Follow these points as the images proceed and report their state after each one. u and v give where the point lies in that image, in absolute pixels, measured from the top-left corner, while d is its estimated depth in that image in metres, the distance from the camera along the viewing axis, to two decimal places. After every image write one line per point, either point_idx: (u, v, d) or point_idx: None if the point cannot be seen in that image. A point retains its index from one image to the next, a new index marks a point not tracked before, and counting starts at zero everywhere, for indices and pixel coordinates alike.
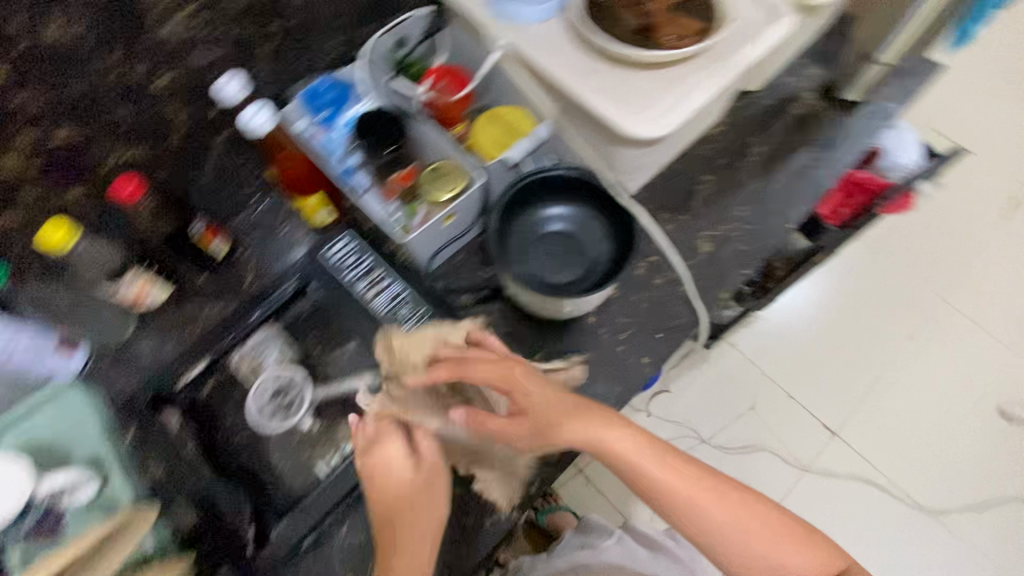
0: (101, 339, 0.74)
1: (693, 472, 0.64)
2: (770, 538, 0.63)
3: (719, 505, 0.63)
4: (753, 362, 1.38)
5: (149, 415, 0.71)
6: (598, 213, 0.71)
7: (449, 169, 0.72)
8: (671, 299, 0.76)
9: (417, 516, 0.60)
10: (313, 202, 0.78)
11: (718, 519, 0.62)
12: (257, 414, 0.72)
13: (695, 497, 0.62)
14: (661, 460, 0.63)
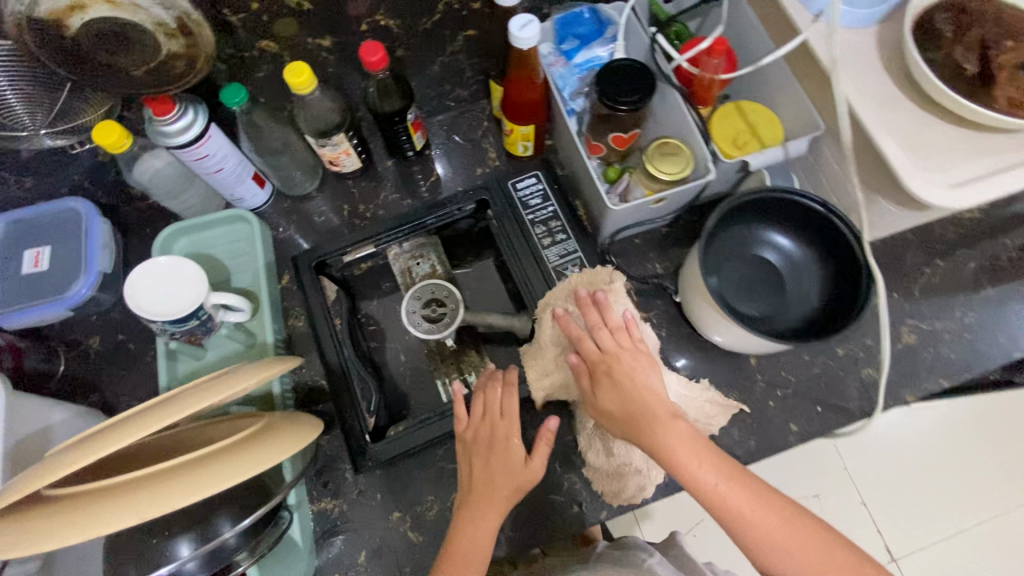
0: (289, 186, 0.77)
1: (732, 469, 0.51)
2: (818, 571, 0.48)
3: (753, 505, 0.49)
4: (844, 456, 1.13)
5: (301, 270, 0.70)
6: (824, 263, 0.63)
7: (678, 152, 0.65)
8: (838, 384, 0.68)
9: (504, 456, 0.59)
10: (523, 131, 0.72)
11: (761, 536, 0.48)
12: (409, 317, 0.73)
13: (740, 504, 0.49)
14: (698, 450, 0.51)
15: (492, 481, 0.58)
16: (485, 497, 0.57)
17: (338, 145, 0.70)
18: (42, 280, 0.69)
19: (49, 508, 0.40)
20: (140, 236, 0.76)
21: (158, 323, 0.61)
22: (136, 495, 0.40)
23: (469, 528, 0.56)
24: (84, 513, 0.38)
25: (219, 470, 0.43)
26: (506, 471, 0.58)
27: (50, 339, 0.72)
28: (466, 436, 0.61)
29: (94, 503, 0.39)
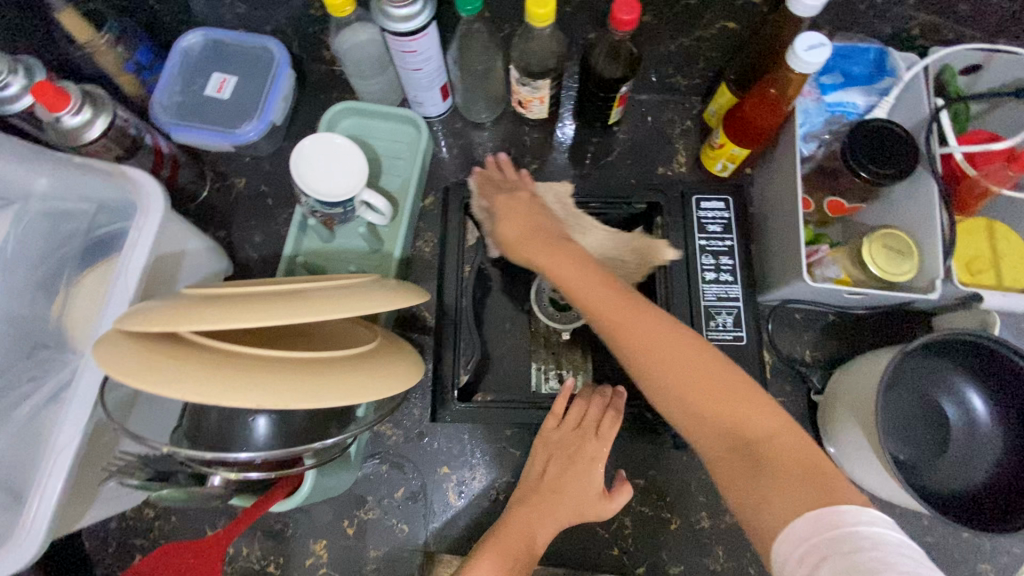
0: (470, 111, 0.74)
1: (613, 282, 0.51)
2: (723, 398, 0.44)
3: (651, 324, 0.47)
4: None
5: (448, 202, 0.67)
6: (1010, 440, 0.54)
7: (898, 248, 0.56)
8: (948, 564, 0.60)
9: (576, 467, 0.55)
10: (734, 152, 0.65)
11: (679, 371, 0.45)
12: (535, 300, 0.67)
13: (636, 328, 0.47)
14: (539, 237, 0.56)
15: (559, 489, 0.54)
16: (549, 504, 0.53)
17: (539, 90, 0.65)
18: (219, 107, 0.69)
19: (185, 353, 0.40)
20: (314, 100, 0.75)
21: (308, 198, 0.61)
22: (264, 378, 0.39)
23: (520, 519, 0.52)
24: (228, 384, 0.38)
25: (341, 386, 0.42)
26: (576, 483, 0.54)
27: (204, 162, 0.74)
28: (552, 433, 0.57)
29: (227, 369, 0.39)
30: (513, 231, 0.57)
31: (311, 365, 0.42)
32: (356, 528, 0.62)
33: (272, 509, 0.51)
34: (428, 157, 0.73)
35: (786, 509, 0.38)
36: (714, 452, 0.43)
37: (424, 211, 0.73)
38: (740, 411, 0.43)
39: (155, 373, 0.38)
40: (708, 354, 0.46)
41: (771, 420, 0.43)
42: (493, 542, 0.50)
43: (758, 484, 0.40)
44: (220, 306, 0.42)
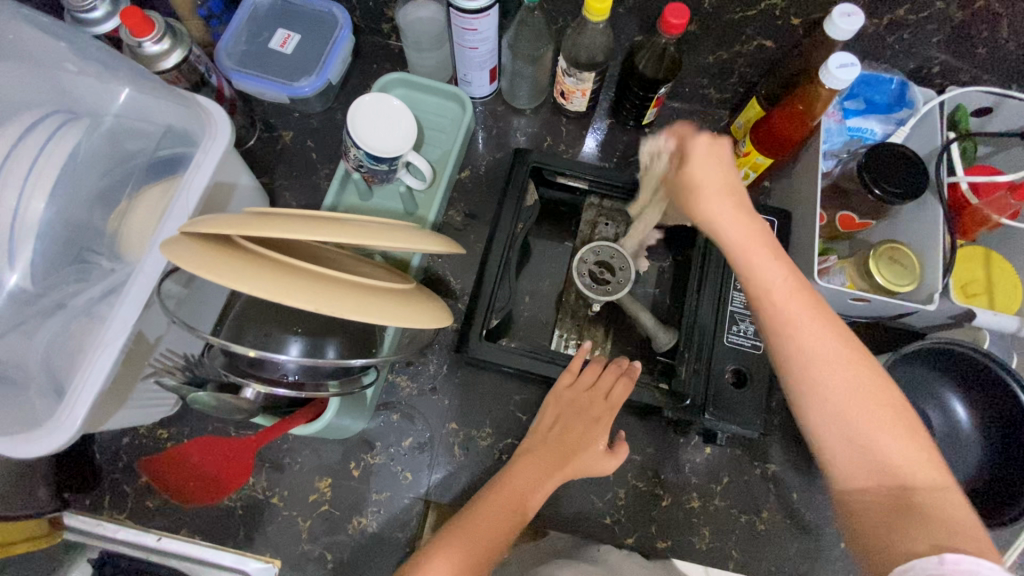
0: (513, 97, 0.78)
1: (807, 299, 0.44)
2: (886, 429, 0.43)
3: (842, 353, 0.44)
4: None
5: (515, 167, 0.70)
6: (986, 445, 0.58)
7: (902, 257, 0.60)
8: None
9: (580, 426, 0.60)
10: (757, 161, 0.69)
11: (861, 406, 0.43)
12: (577, 265, 0.69)
13: (814, 343, 0.44)
14: (744, 210, 0.45)
15: (560, 438, 0.59)
16: (561, 456, 0.58)
17: (583, 82, 0.70)
18: (279, 61, 0.73)
19: (256, 261, 0.44)
20: (367, 68, 0.80)
21: (356, 151, 0.64)
22: (332, 292, 0.43)
23: (521, 473, 0.56)
24: (278, 288, 0.42)
25: (395, 312, 0.46)
26: (571, 439, 0.59)
27: (256, 113, 0.77)
28: (566, 389, 0.61)
29: (300, 280, 0.43)
30: (692, 190, 0.45)
31: (368, 291, 0.46)
32: (361, 471, 0.65)
33: (293, 431, 0.54)
34: (469, 134, 0.77)
35: (914, 543, 0.40)
36: (859, 477, 0.43)
37: (460, 183, 0.77)
38: (890, 445, 0.43)
39: (236, 273, 0.41)
40: (880, 382, 0.44)
41: (932, 464, 0.43)
42: (490, 501, 0.54)
43: (906, 526, 0.41)
44: (289, 223, 0.46)
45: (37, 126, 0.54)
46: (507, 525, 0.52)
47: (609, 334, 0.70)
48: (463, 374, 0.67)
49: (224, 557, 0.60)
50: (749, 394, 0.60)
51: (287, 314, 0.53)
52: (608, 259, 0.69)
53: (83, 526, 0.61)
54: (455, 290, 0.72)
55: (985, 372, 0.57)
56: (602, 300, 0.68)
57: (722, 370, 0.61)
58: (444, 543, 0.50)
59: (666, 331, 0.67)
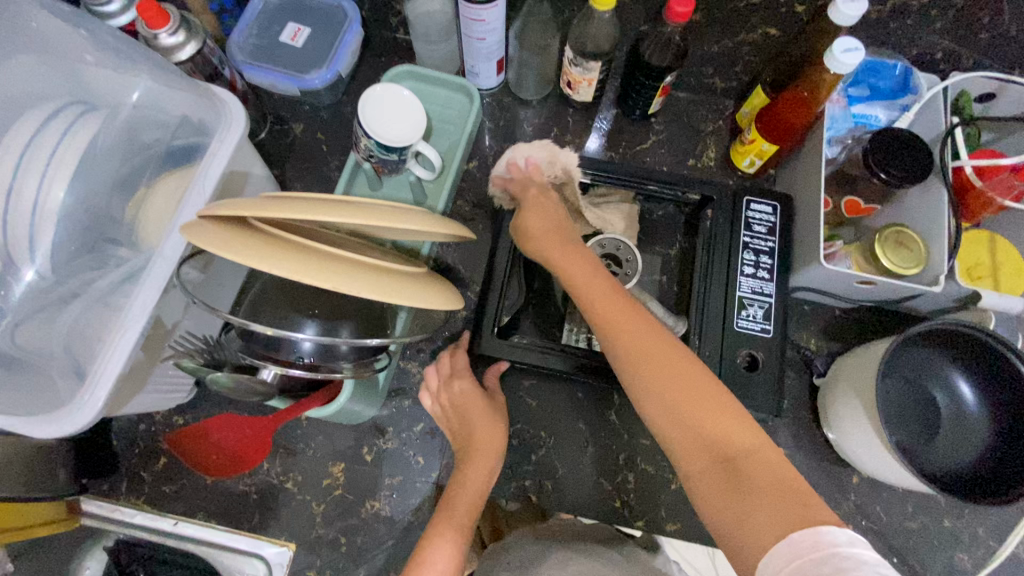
0: (519, 88, 0.79)
1: (615, 300, 0.53)
2: (711, 414, 0.45)
3: (652, 339, 0.50)
4: None
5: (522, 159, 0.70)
6: (994, 427, 0.58)
7: (906, 244, 0.61)
8: (926, 549, 0.64)
9: (489, 413, 0.61)
10: (762, 148, 0.70)
11: (672, 379, 0.47)
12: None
13: (634, 332, 0.50)
14: (552, 238, 0.59)
15: (472, 433, 0.59)
16: (475, 445, 0.59)
17: (589, 71, 0.71)
18: (289, 54, 0.74)
19: (282, 245, 0.45)
20: (376, 61, 0.81)
21: (367, 140, 0.65)
22: (359, 275, 0.46)
23: (462, 474, 0.58)
24: (298, 268, 0.44)
25: (414, 292, 0.49)
26: (493, 431, 0.60)
27: (267, 106, 0.79)
28: (438, 398, 0.63)
29: (327, 263, 0.45)
30: (539, 228, 0.60)
31: (387, 274, 0.49)
32: (374, 456, 0.65)
33: (310, 413, 0.56)
34: (477, 125, 0.78)
35: (765, 530, 0.39)
36: (692, 460, 0.45)
37: (468, 174, 0.78)
38: (726, 418, 0.45)
39: (273, 258, 0.43)
40: (701, 374, 0.47)
41: (767, 449, 0.43)
42: (441, 515, 0.55)
43: (740, 503, 0.41)
44: (312, 207, 0.47)
45: (57, 115, 0.55)
46: (464, 526, 0.55)
47: None
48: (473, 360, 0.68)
49: (239, 542, 0.63)
50: (757, 376, 0.61)
51: (302, 296, 0.55)
52: (614, 251, 0.69)
53: (103, 511, 0.64)
54: (463, 278, 0.72)
55: (991, 354, 0.58)
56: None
57: (733, 354, 0.62)
58: (437, 532, 0.53)
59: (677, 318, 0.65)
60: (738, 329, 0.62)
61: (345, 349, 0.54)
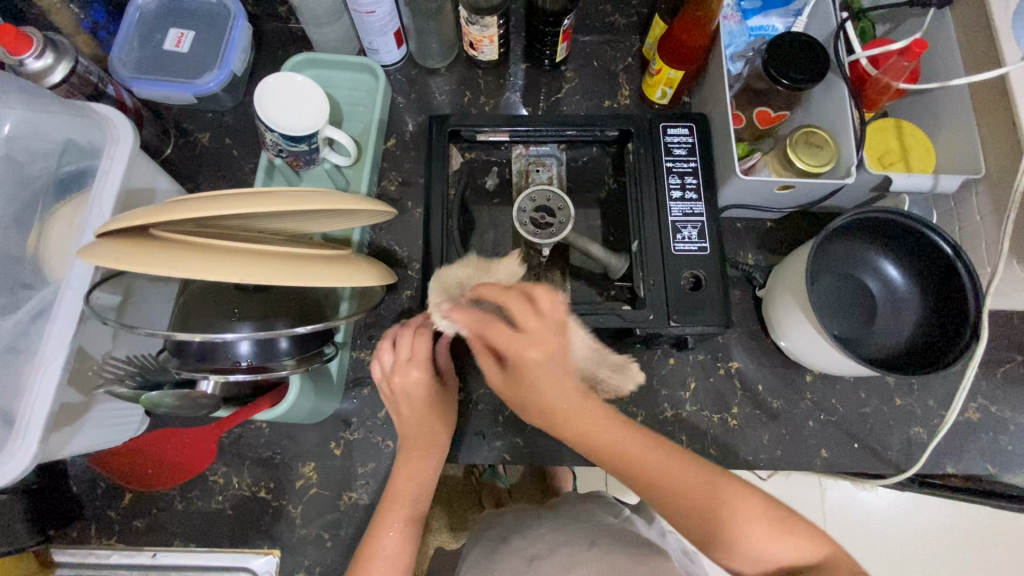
0: (424, 58, 0.78)
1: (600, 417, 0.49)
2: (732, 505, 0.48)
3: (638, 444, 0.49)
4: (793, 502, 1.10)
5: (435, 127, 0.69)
6: (923, 300, 0.61)
7: (816, 140, 0.62)
8: (884, 430, 0.67)
9: (436, 419, 0.61)
10: (670, 75, 0.70)
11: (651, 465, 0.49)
12: (517, 215, 0.66)
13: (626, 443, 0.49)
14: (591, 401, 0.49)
15: (416, 433, 0.60)
16: (415, 453, 0.60)
17: (487, 28, 0.70)
18: (177, 60, 0.71)
19: (173, 246, 0.45)
20: (273, 55, 0.78)
21: (272, 134, 0.63)
22: (251, 263, 0.45)
23: (409, 464, 0.59)
24: (191, 268, 0.43)
25: (310, 273, 0.48)
26: (434, 431, 0.61)
27: (168, 120, 0.75)
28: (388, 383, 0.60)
29: (216, 257, 0.44)
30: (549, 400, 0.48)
31: (287, 258, 0.48)
32: (343, 449, 0.65)
33: (257, 417, 0.54)
34: (388, 103, 0.77)
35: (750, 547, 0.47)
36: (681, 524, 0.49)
37: (388, 154, 0.76)
38: (735, 512, 0.48)
39: (163, 261, 0.43)
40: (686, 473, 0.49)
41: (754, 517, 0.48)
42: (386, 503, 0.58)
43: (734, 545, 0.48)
44: (202, 205, 0.47)
45: None
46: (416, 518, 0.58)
47: (568, 276, 0.70)
48: None
49: (222, 559, 0.63)
50: (702, 294, 0.62)
51: (227, 300, 0.54)
52: (545, 202, 0.67)
53: (75, 559, 0.62)
54: (402, 259, 0.71)
55: (914, 236, 0.60)
56: (550, 245, 0.66)
57: (676, 276, 0.62)
58: (386, 521, 0.57)
59: (617, 256, 0.66)
60: (677, 253, 0.63)
61: (284, 346, 0.53)
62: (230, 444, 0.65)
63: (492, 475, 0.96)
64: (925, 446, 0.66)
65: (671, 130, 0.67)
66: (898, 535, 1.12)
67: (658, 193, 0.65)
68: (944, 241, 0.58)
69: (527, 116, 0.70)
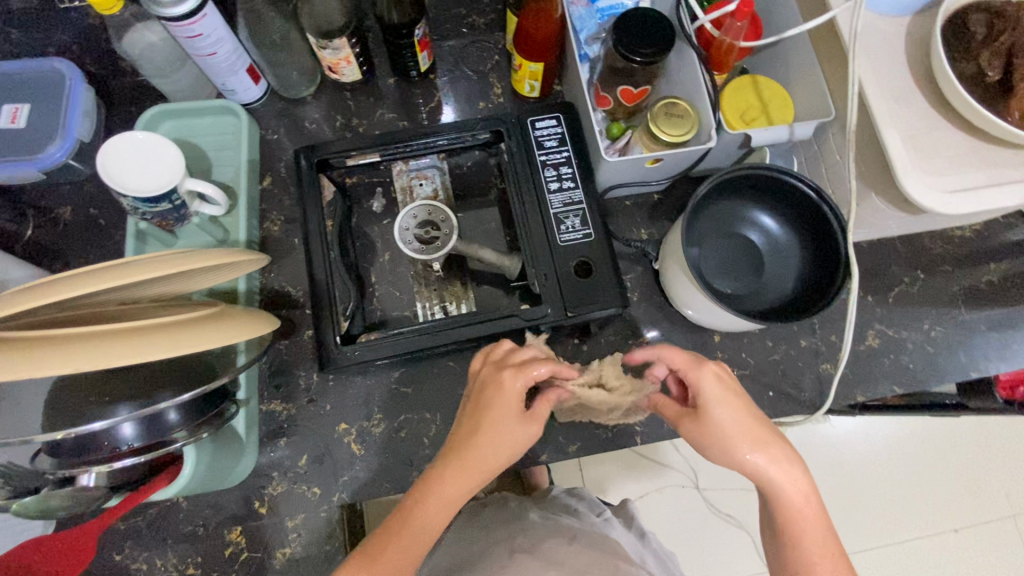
0: (286, 90, 0.75)
1: (767, 436, 0.52)
2: None
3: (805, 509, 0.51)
4: None
5: (301, 160, 0.67)
6: (801, 245, 0.63)
7: (676, 110, 0.63)
8: (796, 373, 0.69)
9: (512, 414, 0.54)
10: (532, 69, 0.70)
11: (797, 525, 0.51)
12: (400, 235, 0.67)
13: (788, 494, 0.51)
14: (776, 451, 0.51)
15: (486, 417, 0.53)
16: (468, 450, 0.52)
17: (340, 50, 0.68)
18: (15, 137, 0.67)
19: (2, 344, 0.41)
20: (124, 112, 0.73)
21: (127, 199, 0.60)
22: (90, 344, 0.42)
23: (447, 482, 0.51)
24: (11, 359, 0.39)
25: (163, 340, 0.44)
26: (500, 433, 0.53)
27: (21, 200, 0.71)
28: (478, 370, 0.58)
29: (47, 346, 0.41)
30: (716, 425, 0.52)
31: (135, 330, 0.44)
32: (268, 506, 0.63)
33: (154, 496, 0.52)
34: (257, 141, 0.74)
35: None
36: None
37: (267, 194, 0.73)
38: None
39: None
40: (831, 544, 0.51)
41: None
42: (396, 523, 0.50)
43: None
44: (32, 293, 0.43)
45: None
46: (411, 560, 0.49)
47: (470, 283, 0.70)
48: (336, 375, 0.66)
49: None
50: (594, 279, 0.63)
51: (97, 387, 0.51)
52: (428, 216, 0.68)
53: None
54: (299, 299, 0.69)
55: (782, 186, 0.62)
56: (439, 257, 0.67)
57: (566, 265, 0.63)
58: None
59: (510, 257, 0.68)
60: (563, 243, 0.64)
61: (171, 416, 0.50)
62: (148, 526, 0.62)
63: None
64: (834, 380, 0.69)
65: (540, 125, 0.68)
66: (856, 456, 1.19)
67: (536, 188, 0.66)
68: (806, 187, 0.60)
69: (396, 134, 0.68)
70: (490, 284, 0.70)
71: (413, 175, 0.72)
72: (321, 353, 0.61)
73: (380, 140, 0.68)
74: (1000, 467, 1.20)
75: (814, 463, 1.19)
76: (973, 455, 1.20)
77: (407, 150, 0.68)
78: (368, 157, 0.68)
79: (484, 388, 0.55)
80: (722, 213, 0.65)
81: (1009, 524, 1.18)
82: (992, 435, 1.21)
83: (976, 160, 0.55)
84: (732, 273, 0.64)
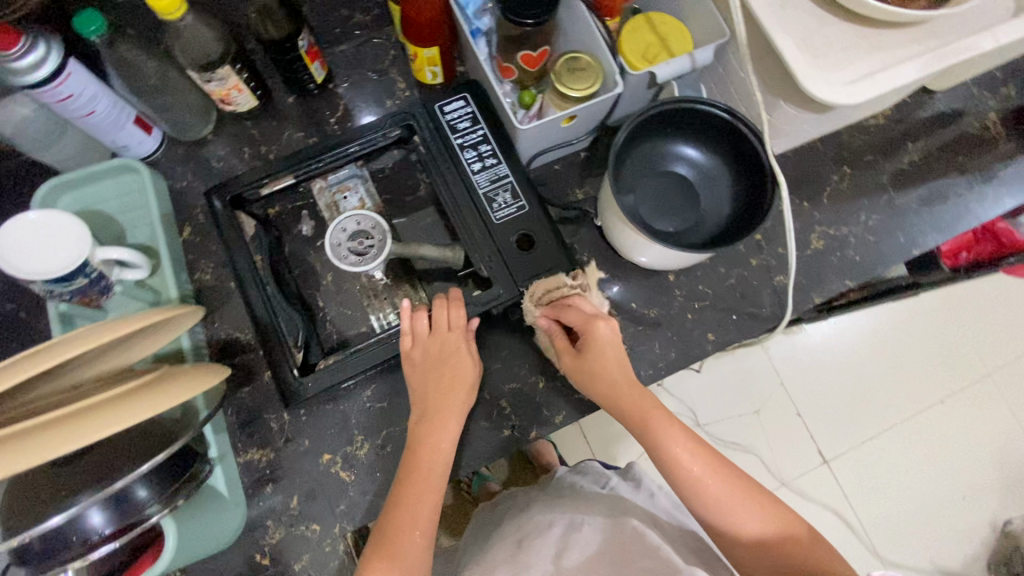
0: (184, 135, 0.72)
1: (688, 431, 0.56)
2: (745, 507, 0.54)
3: (717, 476, 0.55)
4: (736, 370, 1.23)
5: (214, 201, 0.64)
6: (726, 170, 0.65)
7: (578, 67, 0.62)
8: (755, 291, 0.71)
9: (465, 355, 0.61)
10: (427, 55, 0.68)
11: (690, 468, 0.54)
12: (333, 252, 0.65)
13: (685, 453, 0.55)
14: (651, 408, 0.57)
15: (442, 380, 0.59)
16: (440, 409, 0.59)
17: (226, 80, 0.65)
18: None
19: None
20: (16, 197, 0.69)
21: (37, 283, 0.56)
22: (17, 448, 0.39)
23: (435, 438, 0.57)
24: None
25: (105, 418, 0.42)
26: (454, 381, 0.60)
27: None
28: (412, 352, 0.60)
29: None
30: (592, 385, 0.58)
31: (72, 416, 0.42)
32: (271, 555, 0.61)
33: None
34: (165, 193, 0.71)
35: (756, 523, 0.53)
36: (731, 516, 0.53)
37: (190, 245, 0.70)
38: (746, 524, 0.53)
39: None
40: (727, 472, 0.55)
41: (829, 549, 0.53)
42: (410, 479, 0.56)
43: (743, 529, 0.53)
44: None
45: None
46: (431, 504, 0.55)
47: (420, 285, 0.69)
48: (307, 410, 0.64)
49: None
50: (538, 248, 0.63)
51: (52, 484, 0.48)
52: (357, 227, 0.66)
53: None
54: (249, 341, 0.67)
55: (701, 116, 0.62)
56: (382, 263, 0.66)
57: (506, 241, 0.63)
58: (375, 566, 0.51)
59: (452, 248, 0.66)
60: (499, 221, 0.63)
61: (142, 492, 0.49)
62: None
63: (481, 480, 0.97)
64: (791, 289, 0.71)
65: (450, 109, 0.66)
66: (837, 358, 1.24)
67: (461, 173, 0.65)
68: (718, 110, 0.60)
69: (306, 152, 0.66)
70: (440, 279, 0.69)
71: (335, 189, 0.71)
72: (281, 390, 0.59)
73: (290, 163, 0.65)
74: (968, 332, 1.26)
75: (800, 375, 1.23)
76: (942, 327, 1.26)
77: (321, 165, 0.66)
78: (282, 182, 0.66)
79: (421, 359, 0.60)
80: (641, 157, 0.65)
81: (988, 384, 1.24)
82: (954, 305, 1.27)
83: (868, 47, 0.56)
84: (669, 201, 0.65)
